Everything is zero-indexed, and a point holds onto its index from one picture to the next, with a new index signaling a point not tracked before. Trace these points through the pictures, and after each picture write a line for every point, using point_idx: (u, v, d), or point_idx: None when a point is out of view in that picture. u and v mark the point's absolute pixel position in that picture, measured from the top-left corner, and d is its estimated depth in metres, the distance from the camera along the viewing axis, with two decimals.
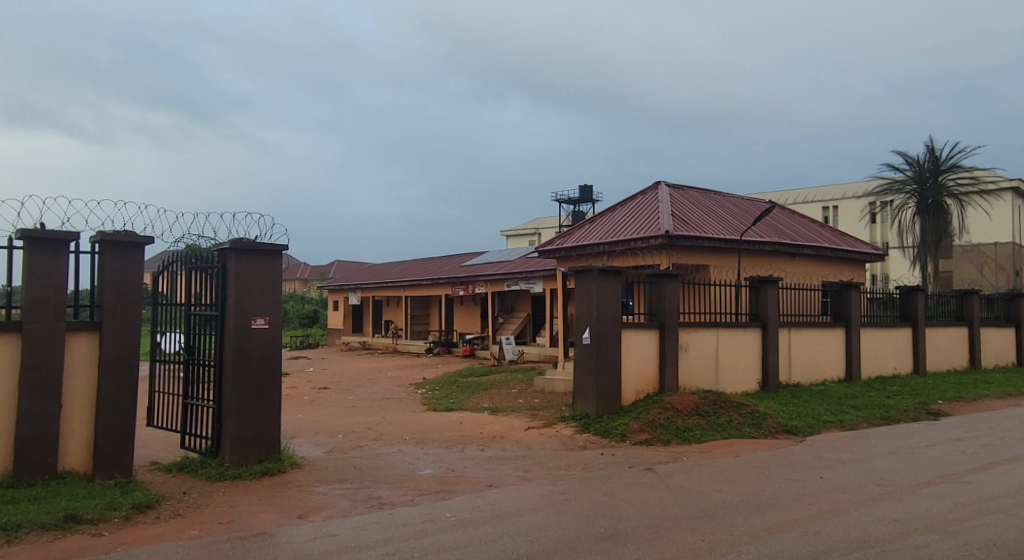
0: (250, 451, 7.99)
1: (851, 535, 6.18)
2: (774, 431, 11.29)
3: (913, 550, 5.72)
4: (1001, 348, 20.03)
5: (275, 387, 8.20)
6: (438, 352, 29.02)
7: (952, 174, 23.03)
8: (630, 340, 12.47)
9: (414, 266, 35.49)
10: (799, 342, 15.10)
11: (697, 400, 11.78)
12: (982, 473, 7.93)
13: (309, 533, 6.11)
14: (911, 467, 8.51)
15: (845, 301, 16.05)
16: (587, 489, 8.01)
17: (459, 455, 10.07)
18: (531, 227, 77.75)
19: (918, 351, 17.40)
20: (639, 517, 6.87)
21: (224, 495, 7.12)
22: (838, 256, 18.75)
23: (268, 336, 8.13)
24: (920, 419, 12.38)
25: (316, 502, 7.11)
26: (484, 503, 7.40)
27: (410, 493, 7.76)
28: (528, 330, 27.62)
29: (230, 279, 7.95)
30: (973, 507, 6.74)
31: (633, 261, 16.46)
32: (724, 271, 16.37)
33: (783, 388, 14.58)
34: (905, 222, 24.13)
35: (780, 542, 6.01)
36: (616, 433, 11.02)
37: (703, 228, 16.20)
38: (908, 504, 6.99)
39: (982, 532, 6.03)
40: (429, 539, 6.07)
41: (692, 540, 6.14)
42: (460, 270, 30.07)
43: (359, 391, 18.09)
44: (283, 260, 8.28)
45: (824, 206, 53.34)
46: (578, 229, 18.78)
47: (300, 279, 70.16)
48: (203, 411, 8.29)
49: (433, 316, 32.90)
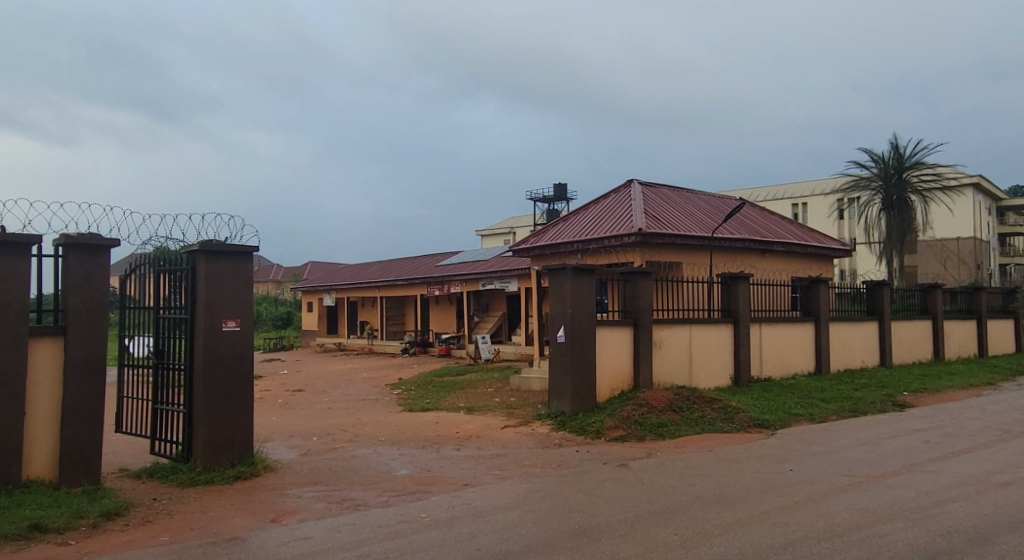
0: (222, 455, 7.94)
1: (819, 525, 6.29)
2: (746, 425, 11.45)
3: (878, 538, 5.86)
4: (964, 340, 20.48)
5: (248, 390, 8.17)
6: (414, 351, 28.97)
7: (916, 171, 23.53)
8: (604, 338, 12.56)
9: (389, 266, 35.42)
10: (770, 337, 15.32)
11: (671, 396, 11.92)
12: (945, 461, 8.14)
13: (283, 536, 6.09)
14: (877, 458, 8.69)
15: (813, 296, 16.30)
16: (562, 487, 8.07)
17: (434, 455, 10.09)
18: (506, 226, 77.69)
19: (884, 346, 17.73)
20: (613, 512, 6.95)
21: (195, 501, 7.07)
22: (808, 251, 19.04)
23: (239, 338, 8.08)
24: (886, 411, 12.64)
25: (289, 505, 7.08)
26: (460, 503, 7.43)
27: (385, 494, 7.77)
28: (504, 329, 27.66)
29: (200, 281, 7.88)
30: (936, 495, 6.90)
31: (607, 259, 16.58)
32: (696, 267, 16.53)
33: (755, 381, 14.80)
34: (871, 218, 24.52)
35: (750, 535, 6.10)
36: (591, 430, 11.10)
37: (675, 225, 16.36)
38: (874, 494, 7.14)
39: (944, 520, 6.18)
40: (404, 540, 6.09)
41: (665, 534, 6.23)
42: (436, 270, 30.03)
43: (333, 393, 17.95)
44: (253, 261, 8.25)
45: (793, 202, 54.00)
46: (552, 227, 18.85)
47: (274, 281, 69.76)
48: (174, 416, 8.20)
49: (409, 316, 32.81)
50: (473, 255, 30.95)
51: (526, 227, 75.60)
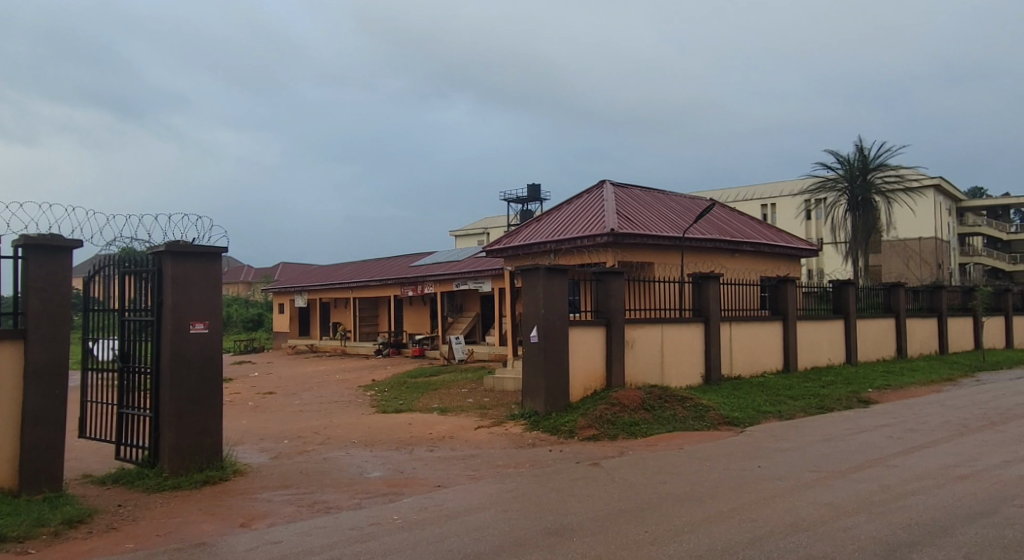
0: (189, 460, 7.86)
1: (785, 520, 6.40)
2: (716, 423, 11.61)
3: (842, 531, 5.98)
4: (926, 337, 20.92)
5: (216, 392, 8.10)
6: (388, 352, 28.89)
7: (880, 173, 23.96)
8: (577, 338, 12.63)
9: (363, 267, 35.23)
10: (740, 336, 15.52)
11: (643, 395, 12.02)
12: (907, 456, 8.32)
13: (252, 541, 6.06)
14: (842, 453, 8.86)
15: (781, 295, 16.54)
16: (534, 486, 8.11)
17: (408, 456, 10.08)
18: (481, 226, 77.63)
19: (850, 343, 18.03)
20: (585, 511, 7.02)
21: (162, 507, 6.99)
22: (776, 251, 19.31)
23: (207, 341, 8.01)
24: (852, 407, 12.89)
25: (259, 508, 7.04)
26: (432, 504, 7.45)
27: (357, 496, 7.77)
28: (478, 329, 27.67)
29: (167, 282, 7.81)
30: (898, 489, 7.06)
31: (579, 259, 16.66)
32: (667, 268, 16.68)
33: (725, 380, 14.97)
34: (837, 219, 24.92)
35: (718, 531, 6.19)
36: (564, 430, 11.16)
37: (647, 226, 16.50)
38: (839, 489, 7.29)
39: (905, 513, 6.33)
40: (375, 542, 6.09)
41: (635, 532, 6.29)
42: (410, 270, 29.96)
43: (306, 395, 17.84)
44: (222, 262, 8.18)
45: (763, 202, 54.68)
46: (525, 227, 18.89)
47: (245, 282, 69.00)
48: (140, 420, 8.10)
49: (382, 317, 32.67)
50: (446, 255, 30.94)
51: (498, 228, 75.67)
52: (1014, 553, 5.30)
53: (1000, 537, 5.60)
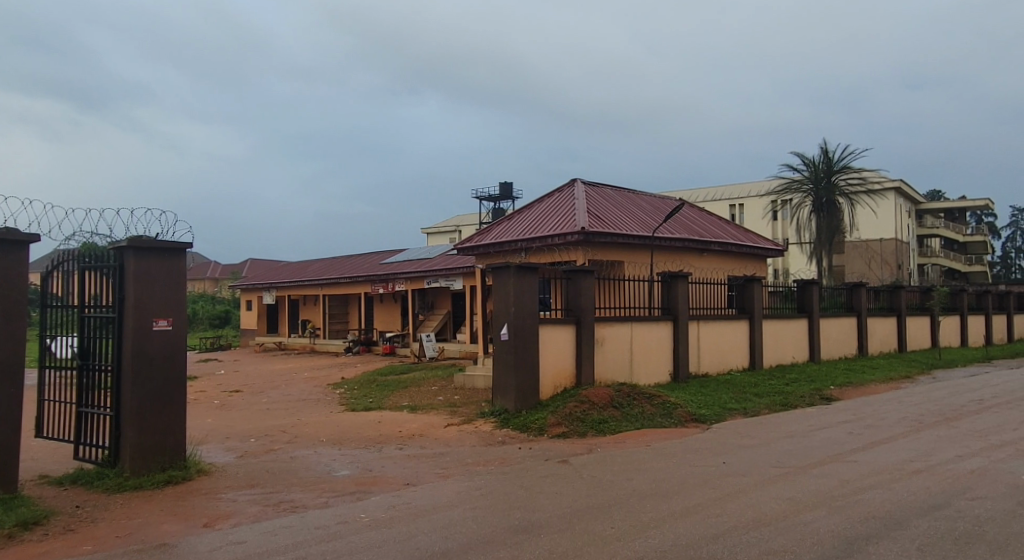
0: (152, 459, 7.76)
1: (748, 515, 6.51)
2: (683, 420, 11.77)
3: (802, 526, 6.09)
4: (887, 336, 21.36)
5: (180, 390, 8.01)
6: (358, 351, 28.73)
7: (843, 175, 24.36)
8: (547, 336, 12.69)
9: (332, 264, 34.98)
10: (707, 334, 15.70)
11: (613, 392, 12.11)
12: (866, 451, 8.51)
13: (215, 541, 6.01)
14: (804, 449, 9.03)
15: (748, 294, 16.77)
16: (503, 484, 8.14)
17: (376, 455, 10.05)
18: (452, 224, 77.43)
19: (813, 342, 18.32)
20: (553, 508, 7.06)
21: (122, 508, 6.89)
22: (744, 251, 19.56)
23: (171, 338, 7.91)
24: (814, 404, 13.13)
25: (224, 509, 6.97)
26: (400, 502, 7.44)
27: (325, 495, 7.73)
28: (449, 327, 27.65)
29: (129, 279, 7.70)
30: (857, 483, 7.22)
31: (550, 258, 16.72)
32: (637, 266, 16.82)
33: (692, 378, 15.15)
34: (803, 219, 25.31)
35: (682, 527, 6.27)
36: (534, 427, 11.21)
37: (617, 225, 16.61)
38: (800, 485, 7.42)
39: (864, 507, 6.47)
40: (342, 541, 6.07)
41: (602, 528, 6.36)
42: (381, 267, 29.79)
43: (273, 393, 17.67)
44: (187, 258, 8.08)
45: (731, 203, 55.36)
46: (496, 225, 18.92)
47: (211, 279, 68.00)
48: (100, 419, 7.97)
49: (352, 314, 32.47)
50: (417, 253, 30.84)
51: (470, 226, 75.60)
52: (965, 544, 5.46)
53: (953, 529, 5.76)
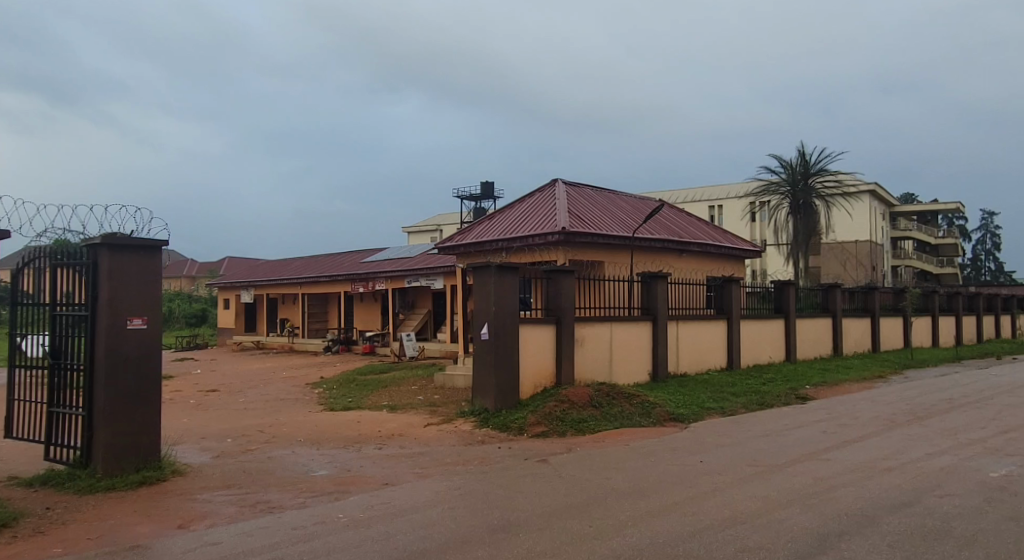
0: (125, 460, 7.68)
1: (724, 513, 6.57)
2: (662, 419, 11.84)
3: (776, 524, 6.16)
4: (861, 336, 21.63)
5: (155, 390, 7.94)
6: (337, 350, 28.59)
7: (820, 177, 24.63)
8: (527, 336, 12.71)
9: (311, 262, 34.79)
10: (686, 334, 15.81)
11: (592, 392, 12.15)
12: (840, 449, 8.62)
13: (190, 542, 5.97)
14: (779, 448, 9.13)
15: (726, 295, 16.90)
16: (481, 483, 8.15)
17: (355, 454, 10.02)
18: (433, 223, 77.19)
19: (789, 342, 18.51)
20: (531, 507, 7.08)
21: (94, 509, 6.82)
22: (722, 252, 19.71)
23: (145, 337, 7.83)
24: (790, 403, 13.27)
25: (199, 510, 6.92)
26: (379, 502, 7.43)
27: (302, 495, 7.70)
28: (429, 326, 27.60)
29: (102, 276, 7.61)
30: (831, 481, 7.31)
31: (531, 257, 16.75)
32: (617, 267, 16.89)
33: (671, 378, 15.25)
34: (780, 221, 25.55)
35: (659, 525, 6.31)
36: (514, 426, 11.22)
37: (597, 225, 16.68)
38: (774, 483, 7.49)
39: (837, 504, 6.57)
40: (320, 541, 6.05)
41: (580, 527, 6.39)
42: (361, 266, 29.66)
43: (251, 393, 17.53)
44: (162, 256, 8.01)
45: (710, 204, 55.78)
46: (477, 224, 18.91)
47: (188, 277, 67.27)
48: (71, 419, 7.87)
49: (331, 313, 32.31)
50: (398, 252, 30.76)
51: (451, 225, 75.48)
52: (934, 540, 5.55)
53: (922, 526, 5.85)
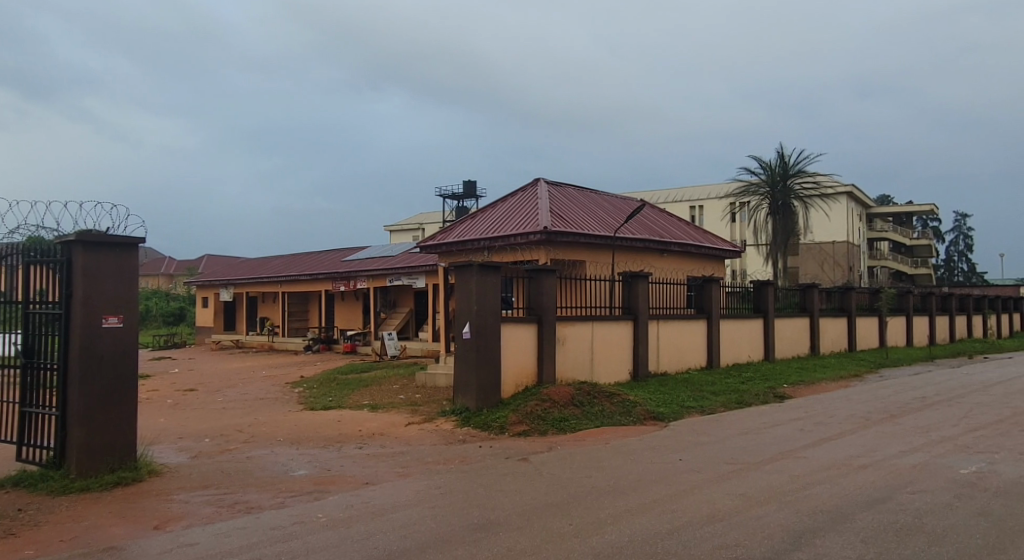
0: (100, 460, 7.60)
1: (702, 511, 6.62)
2: (642, 418, 11.89)
3: (754, 520, 6.22)
4: (838, 336, 21.86)
5: (131, 389, 7.86)
6: (318, 349, 28.43)
7: (799, 179, 24.86)
8: (508, 335, 12.72)
9: (292, 260, 34.58)
10: (667, 334, 15.90)
11: (573, 391, 12.18)
12: (816, 447, 8.71)
13: (166, 544, 5.91)
14: (758, 446, 9.21)
15: (706, 295, 17.00)
16: (461, 482, 8.15)
17: (335, 454, 9.98)
18: (414, 222, 76.98)
19: (768, 342, 18.66)
20: (511, 506, 7.09)
21: (68, 510, 6.75)
22: (703, 252, 19.84)
23: (121, 336, 7.76)
24: (769, 402, 13.38)
25: (176, 510, 6.86)
26: (359, 501, 7.41)
27: (281, 495, 7.66)
28: (411, 325, 27.54)
29: (77, 274, 7.51)
30: (807, 478, 7.39)
31: (513, 257, 16.75)
32: (598, 266, 16.95)
33: (651, 377, 15.32)
34: (760, 221, 25.75)
35: (638, 523, 6.35)
36: (495, 425, 11.23)
37: (579, 225, 16.72)
38: (752, 480, 7.56)
39: (813, 501, 6.64)
40: (298, 542, 6.02)
41: (560, 525, 6.42)
42: (342, 265, 29.54)
43: (229, 393, 17.37)
44: (139, 253, 7.93)
45: (691, 205, 56.13)
46: (459, 224, 18.88)
47: (166, 275, 66.56)
48: (44, 419, 7.77)
49: (312, 312, 32.14)
50: (379, 250, 30.65)
51: (433, 224, 75.31)
52: (906, 535, 5.63)
53: (895, 522, 5.93)
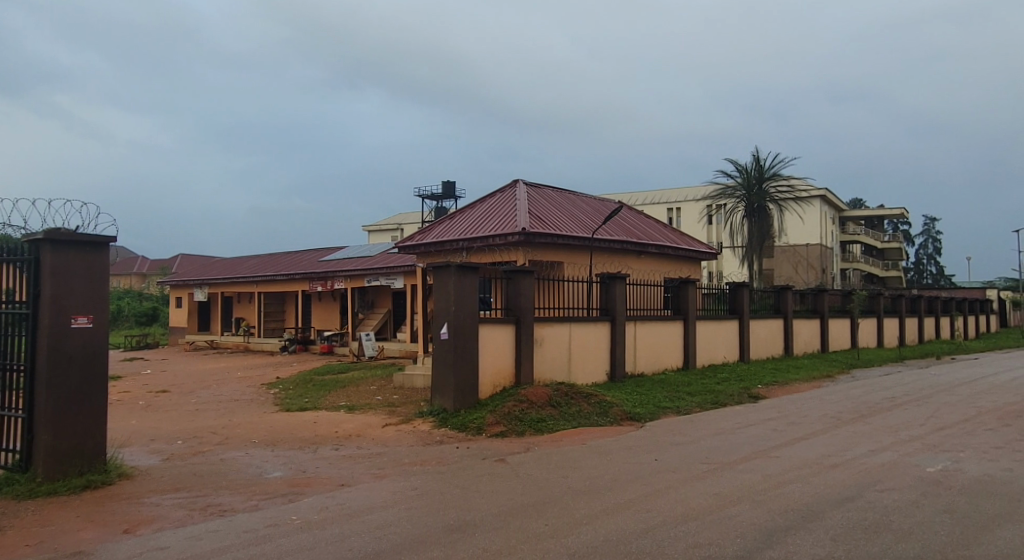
0: (68, 464, 7.48)
1: (676, 510, 6.65)
2: (619, 419, 11.94)
3: (727, 520, 6.26)
4: (811, 337, 22.12)
5: (100, 390, 7.74)
6: (294, 350, 28.21)
7: (774, 182, 25.12)
8: (486, 335, 12.70)
9: (268, 260, 34.29)
10: (644, 335, 15.98)
11: (551, 392, 12.20)
12: (789, 447, 8.80)
13: (135, 548, 5.83)
14: (732, 446, 9.28)
15: (683, 296, 17.12)
16: (437, 483, 8.13)
17: (311, 455, 9.91)
18: (392, 222, 76.67)
19: (743, 343, 18.82)
20: (487, 507, 7.08)
21: (35, 514, 6.64)
22: (680, 254, 19.97)
23: (90, 337, 7.64)
24: (743, 402, 13.51)
25: (146, 514, 6.77)
26: (334, 503, 7.37)
27: (255, 498, 7.58)
28: (389, 326, 27.42)
29: (45, 273, 7.40)
30: (780, 477, 7.47)
31: (491, 258, 16.74)
32: (576, 267, 16.99)
33: (628, 377, 15.39)
34: (736, 224, 25.97)
35: (614, 523, 6.36)
36: (472, 426, 11.21)
37: (557, 226, 16.76)
38: (726, 480, 7.62)
39: (785, 500, 6.69)
40: (272, 544, 5.97)
41: (536, 525, 6.42)
42: (319, 265, 29.37)
43: (203, 394, 17.19)
44: (110, 252, 7.83)
45: (669, 207, 56.46)
46: (437, 224, 18.83)
47: (139, 275, 65.63)
48: (12, 421, 7.64)
49: (288, 312, 31.89)
50: (357, 251, 30.49)
51: (412, 225, 74.98)
52: (874, 533, 5.70)
53: (864, 520, 6.01)
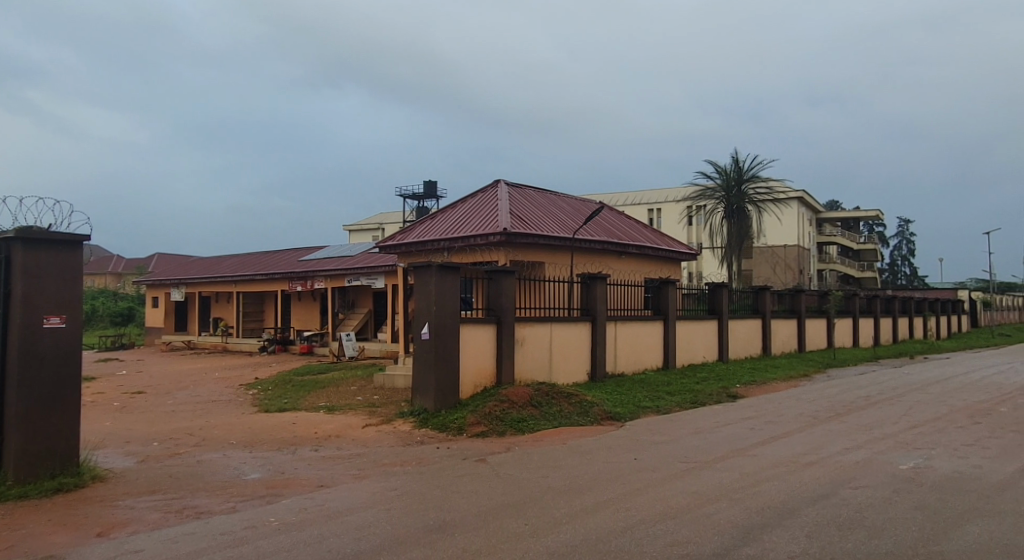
0: (40, 465, 7.37)
1: (654, 509, 6.68)
2: (599, 418, 11.96)
3: (705, 518, 6.29)
4: (789, 336, 22.32)
5: (74, 391, 7.63)
6: (274, 350, 28.00)
7: (753, 184, 25.32)
8: (467, 336, 12.68)
9: (247, 260, 34.02)
10: (624, 335, 16.04)
11: (531, 392, 12.20)
12: (767, 445, 8.87)
13: (109, 551, 5.75)
14: (710, 444, 9.34)
15: (663, 296, 17.20)
16: (417, 484, 8.10)
17: (290, 457, 9.84)
18: (373, 222, 76.34)
19: (722, 342, 18.95)
20: (466, 507, 7.07)
21: (5, 518, 6.53)
22: (660, 254, 20.07)
23: (63, 337, 7.53)
24: (723, 401, 13.60)
25: (121, 517, 6.69)
26: (312, 504, 7.32)
27: (232, 500, 7.51)
28: (370, 326, 27.31)
29: (16, 272, 7.30)
30: (757, 476, 7.52)
31: (472, 258, 16.72)
32: (557, 267, 17.01)
33: (609, 377, 15.43)
34: (715, 224, 26.14)
35: (593, 522, 6.38)
36: (453, 427, 11.18)
37: (539, 226, 16.77)
38: (704, 478, 7.67)
39: (763, 498, 6.74)
40: (250, 546, 5.93)
41: (515, 525, 6.42)
42: (299, 265, 29.18)
43: (180, 395, 17.01)
44: (84, 252, 7.72)
45: (649, 208, 56.69)
46: (418, 224, 18.78)
47: (114, 275, 64.78)
48: None
49: (268, 312, 31.66)
50: (337, 251, 30.33)
51: (392, 225, 74.67)
52: (849, 530, 5.75)
53: (839, 516, 6.07)
